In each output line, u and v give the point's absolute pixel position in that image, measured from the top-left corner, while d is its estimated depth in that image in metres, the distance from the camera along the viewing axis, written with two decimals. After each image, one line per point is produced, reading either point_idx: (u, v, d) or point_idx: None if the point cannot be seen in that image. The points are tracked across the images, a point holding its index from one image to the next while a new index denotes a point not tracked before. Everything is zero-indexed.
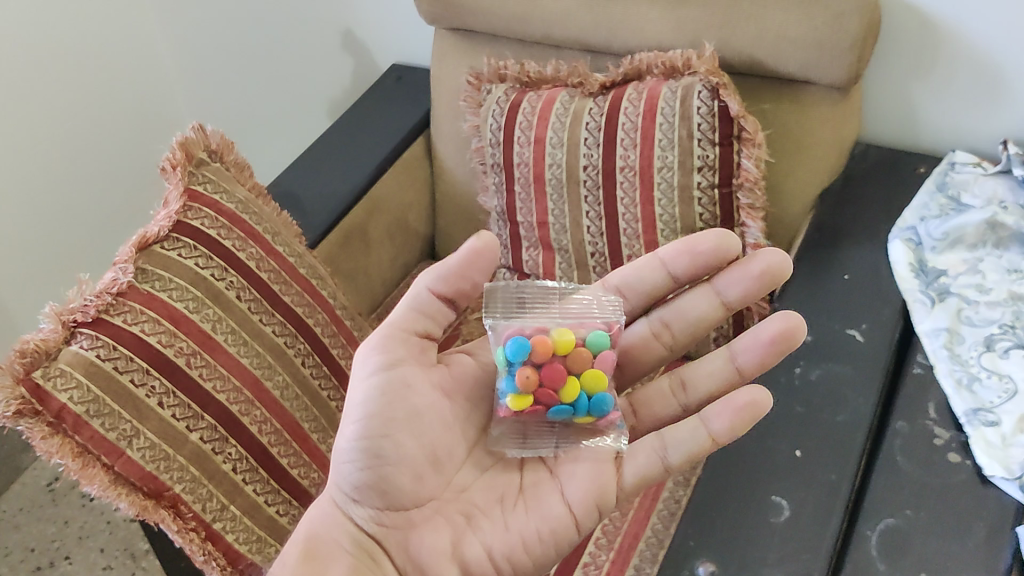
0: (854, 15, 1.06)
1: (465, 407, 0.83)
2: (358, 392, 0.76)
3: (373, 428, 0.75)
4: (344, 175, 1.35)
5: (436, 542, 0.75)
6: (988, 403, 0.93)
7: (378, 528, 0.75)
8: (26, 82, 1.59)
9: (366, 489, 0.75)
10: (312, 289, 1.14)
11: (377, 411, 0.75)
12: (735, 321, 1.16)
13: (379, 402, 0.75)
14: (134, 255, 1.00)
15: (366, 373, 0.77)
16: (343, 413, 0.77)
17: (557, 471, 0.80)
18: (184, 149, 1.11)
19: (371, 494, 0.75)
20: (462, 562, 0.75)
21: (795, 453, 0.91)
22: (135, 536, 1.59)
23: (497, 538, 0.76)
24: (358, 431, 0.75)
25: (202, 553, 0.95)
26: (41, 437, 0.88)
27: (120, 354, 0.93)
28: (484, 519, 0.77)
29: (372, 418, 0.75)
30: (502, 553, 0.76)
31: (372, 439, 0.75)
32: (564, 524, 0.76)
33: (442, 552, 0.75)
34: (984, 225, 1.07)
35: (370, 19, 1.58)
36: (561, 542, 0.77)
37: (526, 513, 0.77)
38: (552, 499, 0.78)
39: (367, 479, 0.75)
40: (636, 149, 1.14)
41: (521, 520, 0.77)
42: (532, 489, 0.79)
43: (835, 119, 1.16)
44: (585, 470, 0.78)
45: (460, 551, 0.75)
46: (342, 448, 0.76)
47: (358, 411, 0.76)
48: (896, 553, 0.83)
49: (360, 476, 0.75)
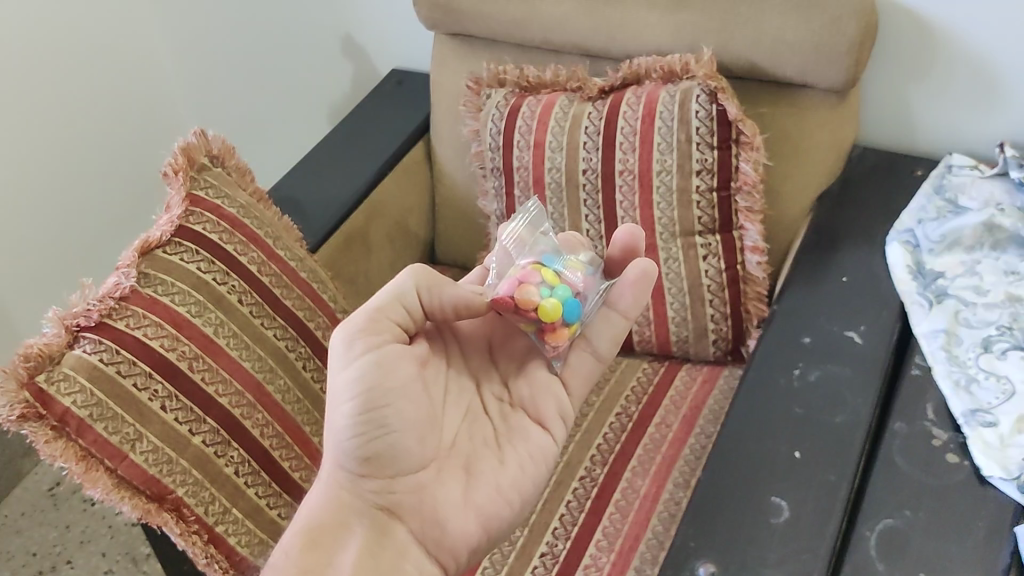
0: (850, 18, 1.07)
1: (435, 371, 0.82)
2: (349, 370, 0.76)
3: (374, 401, 0.75)
4: (344, 181, 1.36)
5: (445, 493, 0.78)
6: (987, 404, 0.93)
7: (382, 497, 0.77)
8: (24, 89, 1.60)
9: (371, 461, 0.76)
10: (313, 293, 1.14)
11: (372, 384, 0.75)
12: (735, 323, 1.19)
13: (377, 376, 0.75)
14: (137, 260, 1.01)
15: (355, 354, 0.76)
16: (332, 394, 0.76)
17: (521, 400, 0.85)
18: (186, 155, 1.11)
19: (371, 465, 0.76)
20: (478, 509, 0.78)
21: (795, 454, 0.91)
22: (136, 540, 1.60)
23: (501, 475, 0.80)
24: (352, 407, 0.75)
25: (205, 556, 0.96)
26: (45, 441, 0.89)
27: (123, 358, 0.94)
28: (483, 462, 0.81)
29: (372, 391, 0.75)
30: (510, 488, 0.80)
31: (370, 412, 0.75)
32: (545, 447, 0.83)
33: (459, 507, 0.78)
34: (981, 227, 1.08)
35: (371, 24, 1.59)
36: (549, 460, 0.83)
37: (513, 450, 0.82)
38: (533, 428, 0.83)
39: (373, 452, 0.76)
40: (635, 153, 1.15)
41: (515, 455, 0.82)
42: (507, 426, 0.83)
43: (833, 122, 1.17)
44: (541, 386, 0.85)
45: (473, 499, 0.79)
46: (332, 428, 0.76)
47: (349, 386, 0.75)
48: (894, 554, 0.83)
49: (364, 452, 0.75)
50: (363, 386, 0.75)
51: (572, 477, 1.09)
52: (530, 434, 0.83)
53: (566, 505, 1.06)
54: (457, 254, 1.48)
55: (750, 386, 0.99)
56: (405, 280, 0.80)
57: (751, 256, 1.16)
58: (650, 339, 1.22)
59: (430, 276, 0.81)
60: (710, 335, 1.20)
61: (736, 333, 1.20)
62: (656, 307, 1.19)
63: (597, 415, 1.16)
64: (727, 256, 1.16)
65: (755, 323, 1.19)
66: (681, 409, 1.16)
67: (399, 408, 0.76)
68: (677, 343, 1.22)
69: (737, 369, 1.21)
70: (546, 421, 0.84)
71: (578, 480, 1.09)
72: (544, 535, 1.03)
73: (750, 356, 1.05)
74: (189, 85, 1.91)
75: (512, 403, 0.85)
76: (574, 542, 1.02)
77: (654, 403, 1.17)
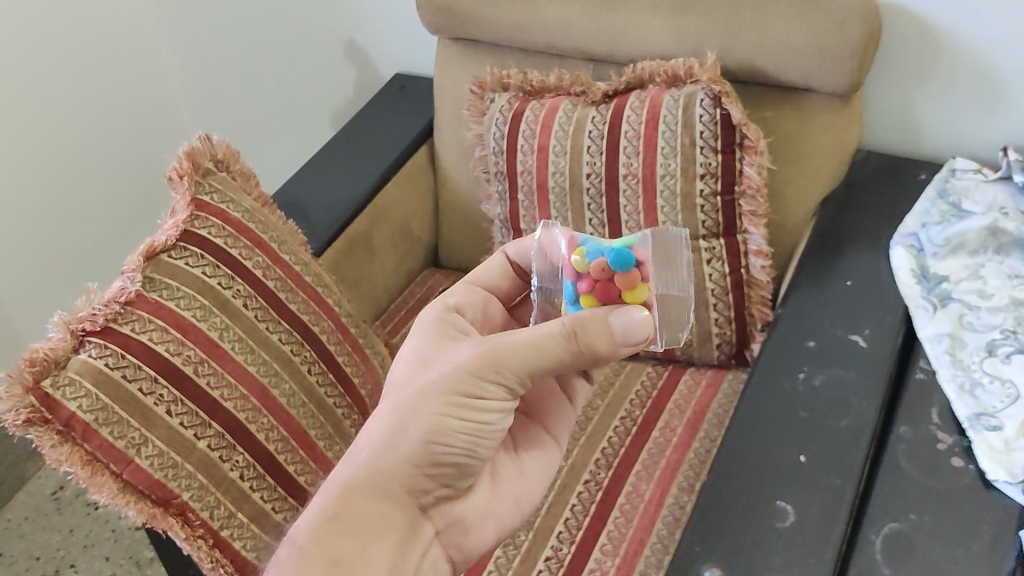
0: (854, 22, 1.07)
1: None
2: (473, 399, 0.72)
3: (473, 432, 0.73)
4: (348, 185, 1.36)
5: (476, 501, 0.79)
6: (991, 408, 0.94)
7: (422, 500, 0.74)
8: (27, 94, 1.61)
9: (431, 472, 0.73)
10: (318, 297, 1.15)
11: (488, 422, 0.73)
12: (739, 326, 1.19)
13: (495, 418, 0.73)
14: (142, 264, 1.01)
15: (486, 389, 0.72)
16: (438, 408, 0.71)
17: (538, 414, 0.86)
18: (191, 160, 1.11)
19: (432, 473, 0.73)
20: (497, 518, 0.80)
21: (800, 458, 0.91)
22: (140, 544, 1.60)
23: (519, 486, 0.82)
24: (457, 428, 0.72)
25: (210, 560, 0.96)
26: (51, 446, 0.90)
27: (128, 362, 0.94)
28: (504, 470, 0.82)
29: (480, 427, 0.73)
30: (525, 499, 0.82)
31: (468, 438, 0.73)
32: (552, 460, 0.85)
33: (481, 516, 0.79)
34: (985, 231, 1.08)
35: (373, 29, 1.59)
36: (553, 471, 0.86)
37: (531, 461, 0.84)
38: (546, 443, 0.85)
39: (440, 466, 0.73)
40: (639, 157, 1.15)
41: (531, 468, 0.83)
42: (523, 437, 0.85)
43: (837, 127, 1.17)
44: (555, 407, 0.87)
45: (493, 508, 0.80)
46: (416, 430, 0.71)
47: (467, 413, 0.72)
48: (901, 557, 0.83)
49: (435, 463, 0.73)
50: (482, 417, 0.73)
51: (576, 481, 1.09)
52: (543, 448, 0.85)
53: (571, 509, 1.06)
54: (460, 258, 1.48)
55: (755, 390, 0.99)
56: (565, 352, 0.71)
57: (755, 260, 1.16)
58: None
59: (597, 354, 0.71)
60: (714, 339, 1.20)
61: (740, 337, 1.20)
62: None
63: (600, 419, 1.16)
64: (732, 260, 1.17)
65: (759, 327, 1.19)
66: (685, 413, 1.16)
67: (487, 443, 0.75)
68: (681, 347, 1.22)
69: (741, 373, 1.21)
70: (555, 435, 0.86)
71: (582, 484, 1.09)
72: (548, 539, 1.03)
73: (754, 360, 1.05)
74: (192, 91, 1.92)
75: (529, 418, 0.86)
76: (579, 545, 1.03)
77: (658, 406, 1.17)
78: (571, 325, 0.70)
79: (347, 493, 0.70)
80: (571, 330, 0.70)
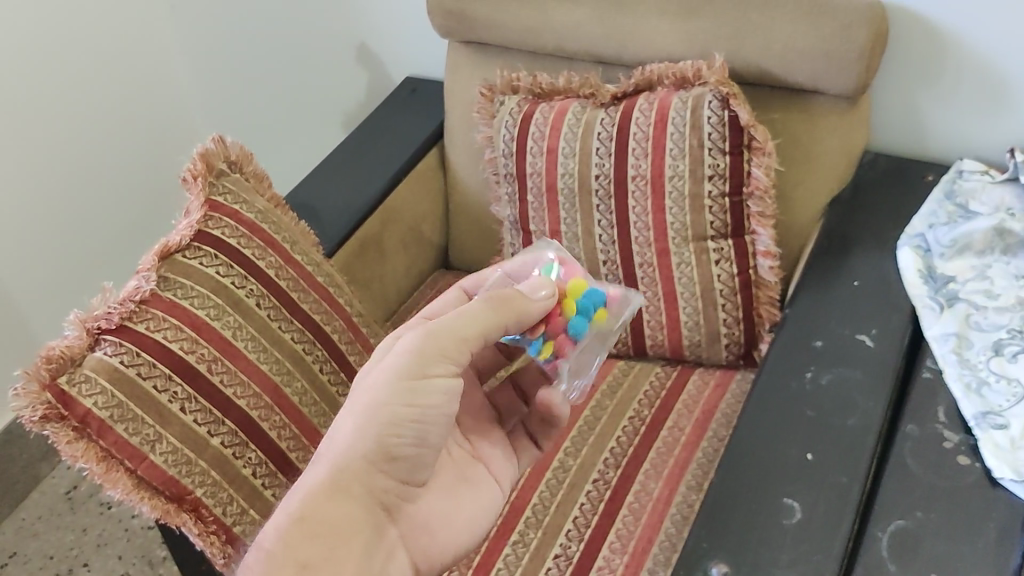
0: (860, 26, 1.08)
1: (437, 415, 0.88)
2: (420, 379, 0.74)
3: (428, 416, 0.74)
4: (360, 187, 1.37)
5: (436, 506, 0.82)
6: (997, 407, 0.94)
7: (385, 499, 0.76)
8: (42, 96, 1.63)
9: (389, 465, 0.75)
10: (330, 297, 1.16)
11: (438, 405, 0.75)
12: (746, 326, 1.20)
13: (443, 400, 0.75)
14: (156, 263, 1.03)
15: (431, 367, 0.74)
16: (389, 394, 0.73)
17: (479, 450, 0.89)
18: (205, 161, 1.13)
19: (390, 467, 0.75)
20: (457, 527, 0.83)
21: (807, 456, 0.92)
22: (153, 543, 1.61)
23: (469, 513, 0.85)
24: (411, 414, 0.73)
25: (222, 556, 0.98)
26: (67, 442, 0.91)
27: (143, 360, 0.95)
28: (457, 491, 0.85)
29: (432, 410, 0.74)
30: (474, 524, 0.85)
31: (421, 424, 0.74)
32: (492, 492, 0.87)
33: (443, 531, 0.82)
34: (991, 232, 1.09)
35: (384, 33, 1.61)
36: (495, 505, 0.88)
37: (478, 487, 0.87)
38: (489, 479, 0.88)
39: (399, 457, 0.75)
40: (647, 159, 1.16)
41: (480, 495, 0.86)
42: (468, 467, 0.88)
43: (845, 128, 1.18)
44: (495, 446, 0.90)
45: (455, 519, 0.83)
46: (373, 424, 0.73)
47: (420, 397, 0.74)
48: (906, 555, 0.84)
49: (393, 453, 0.74)
50: (434, 400, 0.74)
51: (584, 480, 1.10)
52: (487, 480, 0.88)
53: (579, 507, 1.07)
54: (470, 260, 1.49)
55: (764, 389, 1.00)
56: (487, 309, 0.77)
57: (763, 261, 1.17)
58: (662, 343, 1.23)
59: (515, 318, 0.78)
60: (722, 340, 1.21)
61: (748, 338, 1.21)
62: (668, 311, 1.21)
63: (610, 419, 1.17)
64: (740, 261, 1.17)
65: (767, 328, 1.20)
66: (693, 412, 1.17)
67: (441, 430, 0.76)
68: (690, 348, 1.23)
69: (749, 373, 1.22)
70: (499, 475, 0.89)
71: (590, 484, 1.10)
72: (557, 537, 1.04)
73: (762, 360, 1.06)
74: (205, 95, 1.94)
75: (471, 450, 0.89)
76: (586, 544, 1.03)
77: (666, 407, 1.18)
78: (490, 296, 0.77)
79: (314, 495, 0.71)
80: (490, 297, 0.77)
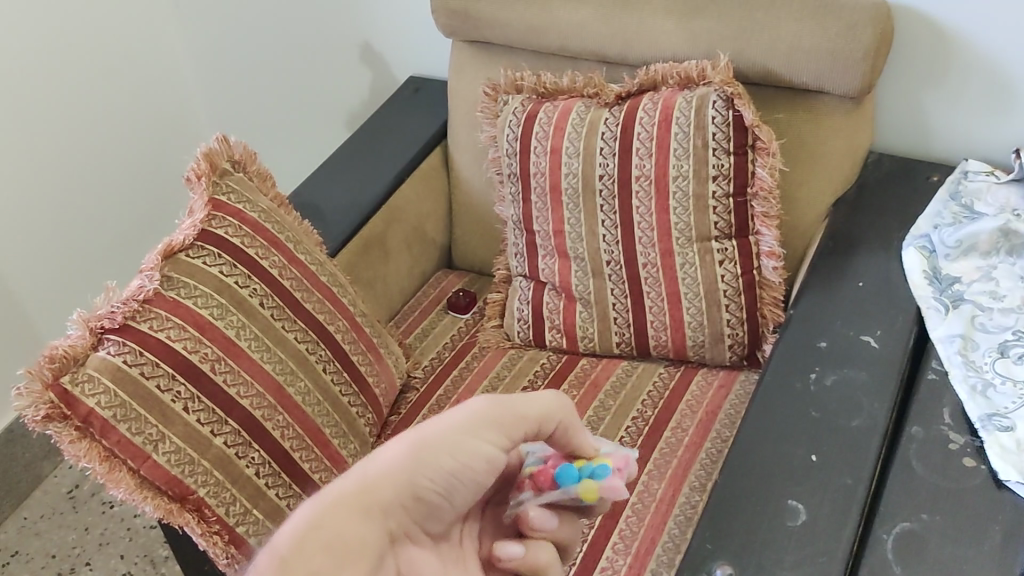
0: (866, 26, 1.08)
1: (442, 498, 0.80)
2: (479, 440, 0.74)
3: (467, 481, 0.74)
4: (363, 187, 1.37)
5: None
6: (1003, 409, 0.94)
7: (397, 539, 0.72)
8: (46, 94, 1.63)
9: (414, 507, 0.72)
10: (333, 297, 1.16)
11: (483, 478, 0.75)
12: (751, 327, 1.20)
13: (485, 475, 0.75)
14: (160, 263, 1.02)
15: (493, 439, 0.75)
16: (448, 441, 0.73)
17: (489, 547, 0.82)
18: (209, 160, 1.12)
19: (413, 502, 0.72)
20: None
21: (811, 457, 0.92)
22: (155, 542, 1.61)
23: None
24: (452, 463, 0.73)
25: (225, 556, 0.98)
26: (70, 441, 0.91)
27: (146, 359, 0.95)
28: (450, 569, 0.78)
29: (474, 473, 0.74)
30: None
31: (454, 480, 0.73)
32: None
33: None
34: (997, 232, 1.08)
35: (388, 32, 1.61)
36: None
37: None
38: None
39: (423, 502, 0.73)
40: (652, 158, 1.16)
41: None
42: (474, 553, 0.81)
43: (849, 128, 1.18)
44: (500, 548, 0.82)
45: None
46: (424, 463, 0.72)
47: (468, 458, 0.73)
48: (912, 557, 0.84)
49: (420, 492, 0.72)
50: (458, 450, 0.73)
51: None
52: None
53: None
54: (473, 260, 1.49)
55: (768, 390, 1.00)
56: (552, 399, 0.78)
57: (767, 261, 1.17)
58: (665, 344, 1.23)
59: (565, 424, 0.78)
60: (726, 340, 1.20)
61: (752, 338, 1.20)
62: (672, 312, 1.20)
63: (613, 420, 1.17)
64: (744, 262, 1.17)
65: (772, 328, 1.20)
66: (697, 413, 1.17)
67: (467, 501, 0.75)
68: (693, 348, 1.22)
69: (752, 374, 1.22)
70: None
71: None
72: None
73: (766, 361, 1.05)
74: (209, 94, 1.94)
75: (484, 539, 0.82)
76: (590, 545, 1.03)
77: (670, 408, 1.18)
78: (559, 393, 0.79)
79: (341, 497, 0.68)
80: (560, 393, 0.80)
